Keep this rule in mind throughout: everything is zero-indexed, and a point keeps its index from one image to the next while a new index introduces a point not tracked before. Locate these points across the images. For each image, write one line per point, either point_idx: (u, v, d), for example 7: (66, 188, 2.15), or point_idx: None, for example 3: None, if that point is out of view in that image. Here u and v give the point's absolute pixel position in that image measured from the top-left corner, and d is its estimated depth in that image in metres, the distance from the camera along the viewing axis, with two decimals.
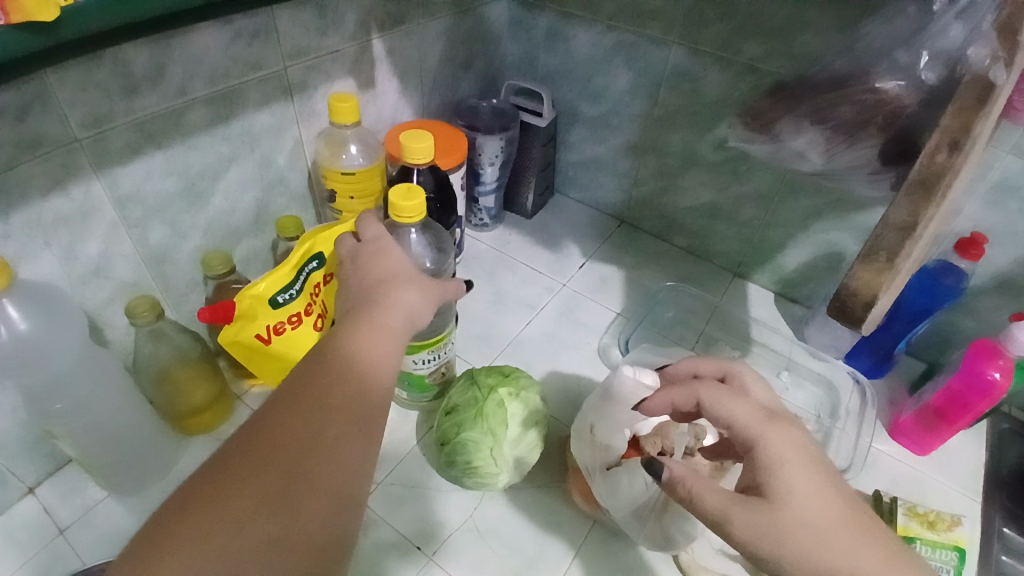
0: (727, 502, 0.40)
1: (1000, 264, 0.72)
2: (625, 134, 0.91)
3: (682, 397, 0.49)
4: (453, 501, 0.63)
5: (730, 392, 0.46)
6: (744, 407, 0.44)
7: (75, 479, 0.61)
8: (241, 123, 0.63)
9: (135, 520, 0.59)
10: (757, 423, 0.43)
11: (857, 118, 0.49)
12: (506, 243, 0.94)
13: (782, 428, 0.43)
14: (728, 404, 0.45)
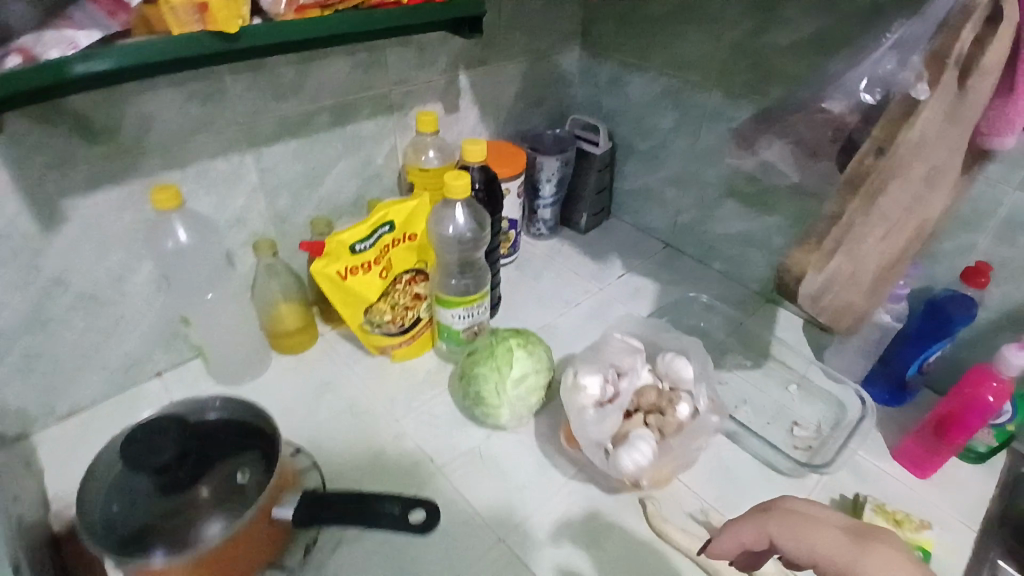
0: None
1: (1016, 300, 0.75)
2: (671, 166, 1.03)
3: (751, 538, 0.47)
4: (466, 434, 0.77)
5: (813, 533, 0.44)
6: (834, 547, 0.42)
7: (196, 371, 0.83)
8: (352, 128, 0.84)
9: None
10: (847, 551, 0.41)
11: (814, 136, 0.59)
12: (558, 252, 1.08)
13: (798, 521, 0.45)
14: (816, 540, 0.43)
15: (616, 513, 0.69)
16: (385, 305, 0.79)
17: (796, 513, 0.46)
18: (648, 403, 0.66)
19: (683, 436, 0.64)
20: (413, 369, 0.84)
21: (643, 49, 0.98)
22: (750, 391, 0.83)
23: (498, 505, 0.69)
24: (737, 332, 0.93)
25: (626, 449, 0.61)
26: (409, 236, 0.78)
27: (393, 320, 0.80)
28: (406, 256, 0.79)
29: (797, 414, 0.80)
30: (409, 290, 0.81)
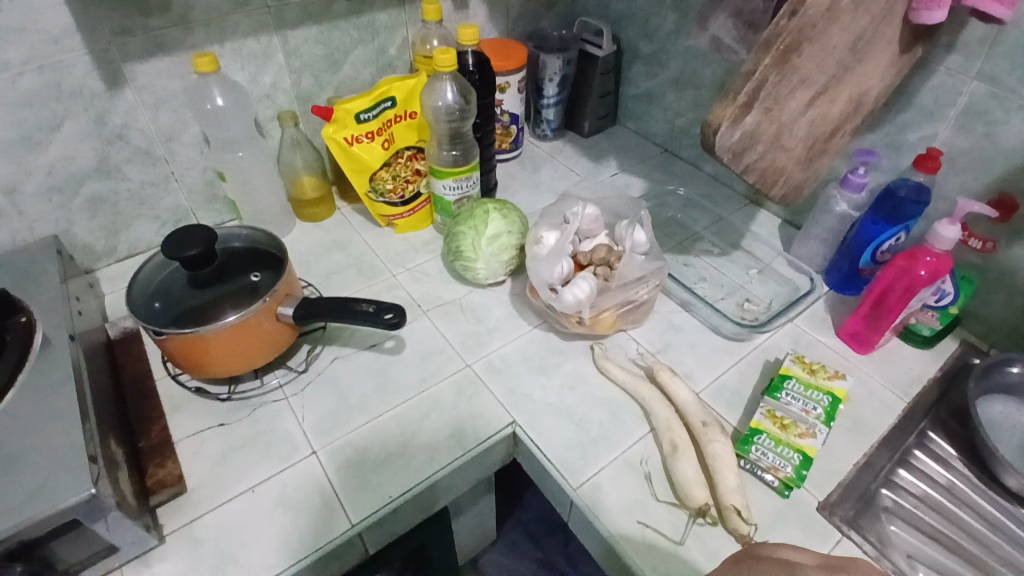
0: None
1: (973, 192, 0.78)
2: (670, 69, 1.07)
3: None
4: (451, 287, 0.88)
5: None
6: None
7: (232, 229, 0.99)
8: (368, 17, 0.95)
9: None
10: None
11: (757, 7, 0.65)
12: (559, 152, 1.16)
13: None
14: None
15: (568, 353, 0.80)
16: (387, 175, 0.90)
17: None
18: (599, 258, 0.76)
19: (624, 284, 0.74)
20: (412, 237, 0.97)
21: None
22: (711, 272, 0.92)
23: (467, 339, 0.81)
24: (713, 225, 1.00)
25: (568, 287, 0.72)
26: (410, 114, 0.89)
27: (394, 190, 0.91)
28: (408, 133, 0.91)
29: (749, 292, 0.89)
30: (410, 165, 0.92)
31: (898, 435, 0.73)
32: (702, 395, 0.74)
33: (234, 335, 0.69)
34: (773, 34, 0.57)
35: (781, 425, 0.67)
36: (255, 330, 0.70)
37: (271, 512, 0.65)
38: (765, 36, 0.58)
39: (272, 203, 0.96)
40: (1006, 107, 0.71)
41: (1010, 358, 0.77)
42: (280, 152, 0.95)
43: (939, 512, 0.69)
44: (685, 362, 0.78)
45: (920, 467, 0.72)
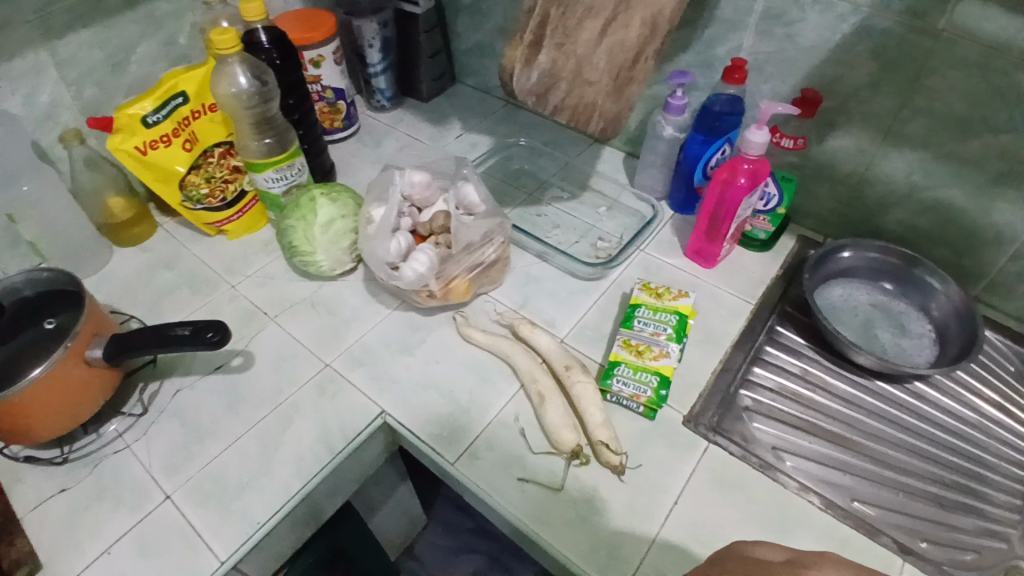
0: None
1: (784, 94, 0.82)
2: (495, 17, 1.04)
3: None
4: (299, 285, 0.83)
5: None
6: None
7: None
8: (146, 7, 0.83)
9: None
10: None
11: None
12: (399, 121, 1.11)
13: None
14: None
15: (429, 326, 0.77)
16: (198, 178, 0.82)
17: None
18: (438, 226, 0.74)
19: (467, 248, 0.72)
20: (249, 239, 0.90)
21: None
22: (563, 217, 0.92)
23: (325, 336, 0.77)
24: (562, 170, 1.00)
25: (407, 262, 0.69)
26: (210, 107, 0.81)
27: (211, 193, 0.83)
28: (214, 129, 0.82)
29: (600, 230, 0.90)
30: (226, 164, 0.84)
31: (750, 335, 0.78)
32: (566, 342, 0.75)
33: (46, 393, 0.60)
34: None
35: (637, 352, 0.69)
36: (68, 381, 0.61)
37: (133, 567, 0.59)
38: None
39: (81, 235, 0.84)
40: (801, 5, 0.75)
41: (842, 245, 0.83)
42: (73, 175, 0.84)
43: (795, 400, 0.73)
44: (548, 310, 0.78)
45: (773, 361, 0.76)
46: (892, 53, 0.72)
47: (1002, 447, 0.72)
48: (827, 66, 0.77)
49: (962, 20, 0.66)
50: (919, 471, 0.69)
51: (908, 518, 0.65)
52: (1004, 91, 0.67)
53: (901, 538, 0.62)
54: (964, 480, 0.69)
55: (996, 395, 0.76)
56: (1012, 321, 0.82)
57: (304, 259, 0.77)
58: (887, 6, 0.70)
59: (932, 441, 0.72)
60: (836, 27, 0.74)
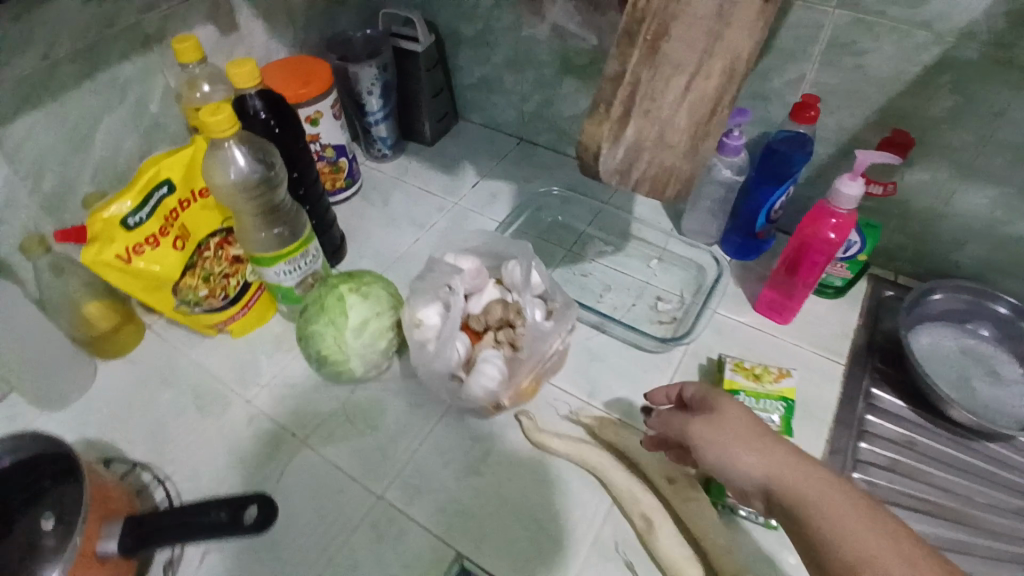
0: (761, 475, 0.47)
1: (851, 129, 0.73)
2: (502, 50, 0.92)
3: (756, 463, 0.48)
4: (328, 393, 0.71)
5: (741, 439, 0.49)
6: (860, 543, 0.41)
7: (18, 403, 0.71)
8: (109, 74, 0.67)
9: (62, 428, 0.69)
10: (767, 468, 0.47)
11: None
12: (405, 171, 0.98)
13: (712, 424, 0.50)
14: (839, 534, 0.42)
15: (492, 434, 0.66)
16: (196, 279, 0.68)
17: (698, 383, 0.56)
18: (496, 320, 0.61)
19: (536, 345, 0.60)
20: (258, 336, 0.76)
21: None
22: (612, 275, 0.82)
23: (371, 457, 0.65)
24: (597, 218, 0.89)
25: (474, 374, 0.57)
26: (199, 193, 0.67)
27: (211, 294, 0.69)
28: (207, 216, 0.68)
29: (656, 288, 0.80)
30: (224, 256, 0.70)
31: (844, 404, 0.70)
32: (651, 437, 0.65)
33: None
34: (636, 18, 0.44)
35: None
36: None
37: None
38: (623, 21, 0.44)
39: (56, 357, 0.69)
40: (873, 33, 0.65)
41: (930, 289, 0.76)
42: (38, 286, 0.68)
43: (910, 476, 0.67)
44: (623, 397, 0.68)
45: (877, 432, 0.70)
46: (972, 86, 0.64)
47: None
48: (904, 99, 0.68)
49: None
50: None
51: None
52: None
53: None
54: None
55: None
56: None
57: (335, 366, 0.65)
58: (973, 35, 0.61)
59: None
60: (913, 58, 0.65)
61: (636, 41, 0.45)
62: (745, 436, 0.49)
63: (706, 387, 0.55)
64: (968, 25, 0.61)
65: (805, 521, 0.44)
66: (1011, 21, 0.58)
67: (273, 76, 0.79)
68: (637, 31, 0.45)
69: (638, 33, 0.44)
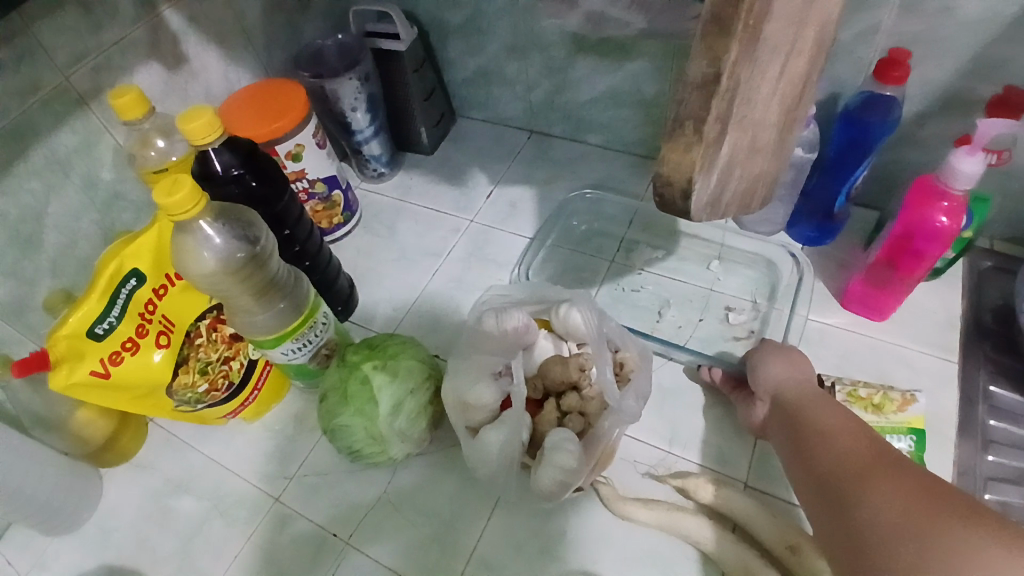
0: (781, 377, 0.55)
1: (944, 79, 0.60)
2: (500, 34, 0.78)
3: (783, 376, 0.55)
4: (363, 479, 0.61)
5: (790, 364, 0.56)
6: (833, 419, 0.49)
7: (22, 537, 0.61)
8: (42, 150, 0.55)
9: (77, 560, 0.59)
10: (788, 377, 0.55)
11: None
12: (407, 190, 0.85)
13: (769, 343, 0.59)
14: (817, 411, 0.50)
15: (562, 507, 0.56)
16: (191, 374, 0.57)
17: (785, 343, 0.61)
18: (557, 384, 0.51)
19: (614, 421, 0.48)
20: (273, 420, 0.66)
21: None
22: (668, 287, 0.71)
23: (429, 555, 0.56)
24: (638, 217, 0.77)
25: (544, 461, 0.47)
26: (176, 275, 0.56)
27: (212, 386, 0.58)
28: (190, 298, 0.57)
29: (722, 298, 0.69)
30: (219, 338, 0.59)
31: (967, 414, 0.59)
32: (750, 488, 0.55)
33: None
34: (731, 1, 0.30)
35: None
36: None
37: None
38: (712, 8, 0.30)
39: (59, 491, 0.58)
40: None
41: None
42: (9, 395, 0.56)
43: None
44: (710, 441, 0.58)
45: (1004, 440, 0.58)
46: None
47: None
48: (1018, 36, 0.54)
49: None
50: None
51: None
52: None
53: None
54: None
55: None
56: None
57: (374, 456, 0.56)
58: None
59: None
60: None
61: (735, 34, 0.31)
62: (789, 356, 0.56)
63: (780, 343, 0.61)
64: None
65: (797, 414, 0.51)
66: None
67: (239, 112, 0.67)
68: (736, 18, 0.30)
69: (739, 20, 0.30)
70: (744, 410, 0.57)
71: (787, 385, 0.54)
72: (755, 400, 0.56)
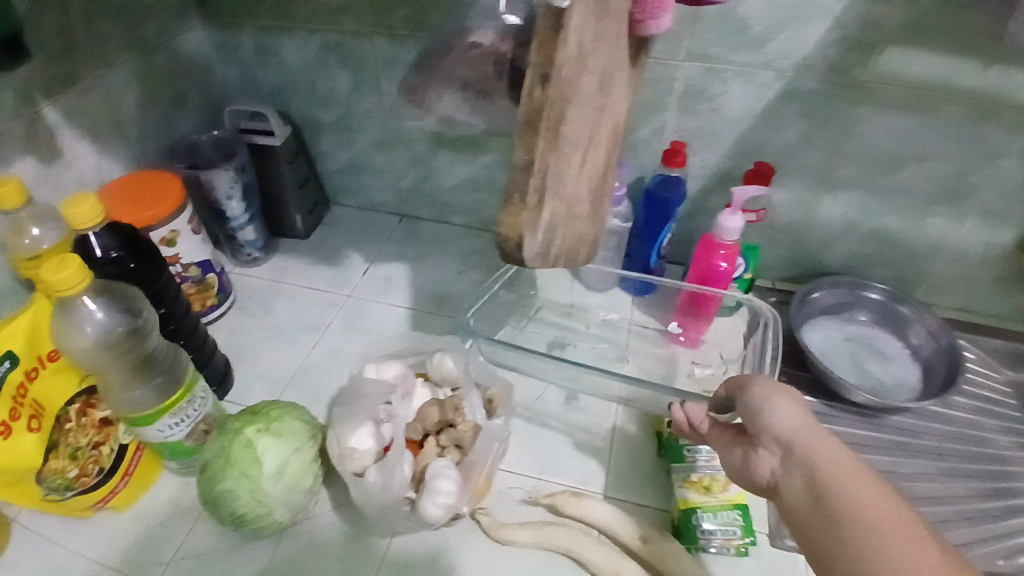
0: (797, 434, 0.43)
1: (713, 165, 0.80)
2: (369, 131, 0.89)
3: (795, 431, 0.43)
4: (247, 552, 0.60)
5: (799, 411, 0.44)
6: (871, 497, 0.37)
7: None
8: None
9: None
10: (802, 433, 0.43)
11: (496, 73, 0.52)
12: (283, 271, 0.89)
13: (774, 385, 0.47)
14: (850, 484, 0.38)
15: (451, 545, 0.61)
16: (61, 460, 0.56)
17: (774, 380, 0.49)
18: (434, 424, 0.57)
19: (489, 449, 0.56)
20: (146, 508, 0.64)
21: (279, 6, 0.79)
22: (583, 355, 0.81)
23: None
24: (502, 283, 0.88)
25: (426, 492, 0.52)
26: (49, 357, 0.55)
27: (82, 472, 0.57)
28: (62, 382, 0.56)
29: (647, 361, 0.80)
30: (89, 423, 0.58)
31: None
32: (611, 498, 0.64)
33: None
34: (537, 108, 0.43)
35: (705, 488, 0.60)
36: None
37: None
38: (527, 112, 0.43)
39: None
40: (722, 77, 0.72)
41: (809, 289, 0.84)
42: None
43: None
44: (573, 464, 0.67)
45: None
46: (818, 110, 0.72)
47: (1009, 434, 0.78)
48: (757, 131, 0.76)
49: (885, 72, 0.68)
50: (962, 490, 0.72)
51: (987, 543, 0.68)
52: (928, 123, 0.71)
53: (986, 566, 0.66)
54: (999, 482, 0.73)
55: (980, 391, 0.82)
56: (952, 312, 0.89)
57: (256, 521, 0.56)
58: (811, 66, 0.69)
59: (959, 455, 0.75)
60: (761, 95, 0.73)
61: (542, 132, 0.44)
62: (800, 404, 0.45)
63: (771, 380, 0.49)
64: (802, 59, 0.69)
65: (824, 491, 0.39)
66: (847, 44, 0.67)
67: (113, 201, 0.69)
68: (542, 124, 0.44)
69: (543, 126, 0.44)
70: (745, 462, 0.46)
71: (803, 445, 0.42)
72: (758, 451, 0.45)
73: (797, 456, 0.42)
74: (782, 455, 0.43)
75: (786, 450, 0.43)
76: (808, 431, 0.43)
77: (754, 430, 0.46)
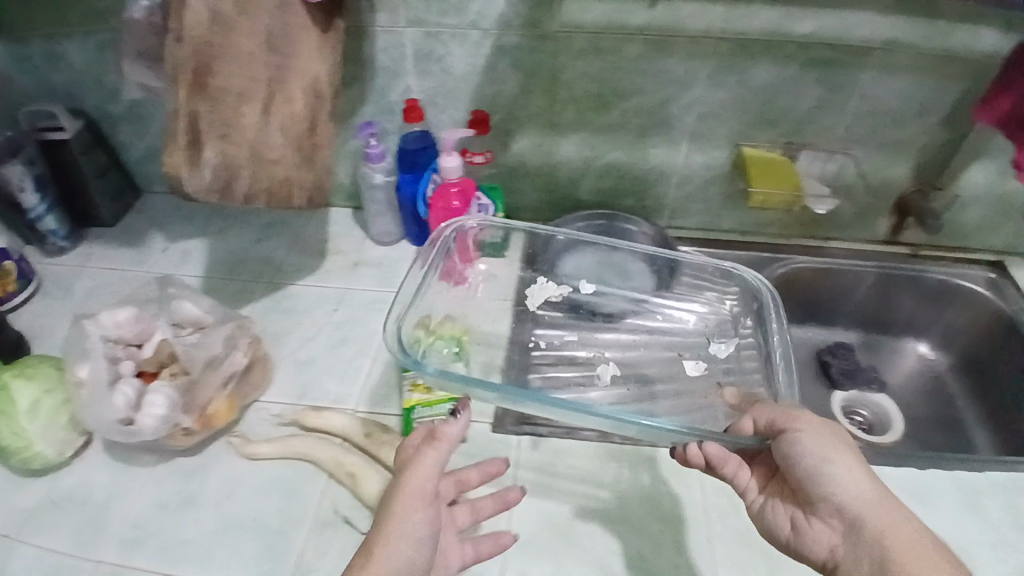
0: (861, 504, 0.49)
1: (459, 120, 0.90)
2: (159, 120, 0.96)
3: (860, 501, 0.50)
4: (20, 492, 0.68)
5: (858, 471, 0.51)
6: (925, 560, 0.46)
7: None
8: None
9: None
10: (864, 500, 0.50)
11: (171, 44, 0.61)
12: (88, 257, 0.96)
13: (819, 434, 0.53)
14: (909, 549, 0.47)
15: (205, 465, 0.70)
16: None
17: (817, 419, 0.55)
18: (165, 357, 0.72)
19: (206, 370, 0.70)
20: None
21: (45, 10, 0.86)
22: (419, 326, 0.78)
23: (83, 531, 0.64)
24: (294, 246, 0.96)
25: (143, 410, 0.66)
26: None
27: None
28: None
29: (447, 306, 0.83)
30: None
31: (517, 334, 0.84)
32: (359, 412, 0.74)
33: None
34: None
35: (427, 389, 0.70)
36: None
37: None
38: None
39: None
40: (441, 39, 0.82)
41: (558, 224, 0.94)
42: None
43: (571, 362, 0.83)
44: (330, 389, 0.76)
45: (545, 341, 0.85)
46: (527, 63, 0.83)
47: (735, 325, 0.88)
48: (483, 87, 0.86)
49: (568, 22, 0.79)
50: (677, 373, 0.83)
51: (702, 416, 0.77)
52: (619, 65, 0.82)
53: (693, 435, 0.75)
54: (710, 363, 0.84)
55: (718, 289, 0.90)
56: (697, 232, 1.00)
57: (21, 451, 0.66)
58: (509, 23, 0.80)
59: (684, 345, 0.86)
60: (476, 53, 0.83)
61: None
62: (853, 460, 0.52)
63: (815, 421, 0.54)
64: (499, 18, 0.80)
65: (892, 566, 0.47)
66: (531, 1, 0.78)
67: None
68: None
69: None
70: (796, 529, 0.53)
71: (870, 512, 0.49)
72: (813, 519, 0.52)
73: (861, 521, 0.49)
74: (845, 521, 0.50)
75: (847, 511, 0.50)
76: (870, 492, 0.50)
77: (811, 497, 0.52)
